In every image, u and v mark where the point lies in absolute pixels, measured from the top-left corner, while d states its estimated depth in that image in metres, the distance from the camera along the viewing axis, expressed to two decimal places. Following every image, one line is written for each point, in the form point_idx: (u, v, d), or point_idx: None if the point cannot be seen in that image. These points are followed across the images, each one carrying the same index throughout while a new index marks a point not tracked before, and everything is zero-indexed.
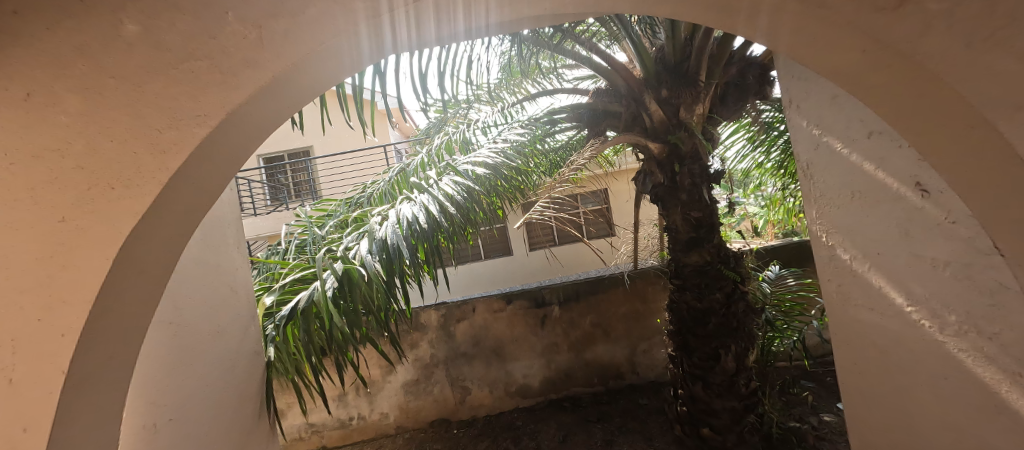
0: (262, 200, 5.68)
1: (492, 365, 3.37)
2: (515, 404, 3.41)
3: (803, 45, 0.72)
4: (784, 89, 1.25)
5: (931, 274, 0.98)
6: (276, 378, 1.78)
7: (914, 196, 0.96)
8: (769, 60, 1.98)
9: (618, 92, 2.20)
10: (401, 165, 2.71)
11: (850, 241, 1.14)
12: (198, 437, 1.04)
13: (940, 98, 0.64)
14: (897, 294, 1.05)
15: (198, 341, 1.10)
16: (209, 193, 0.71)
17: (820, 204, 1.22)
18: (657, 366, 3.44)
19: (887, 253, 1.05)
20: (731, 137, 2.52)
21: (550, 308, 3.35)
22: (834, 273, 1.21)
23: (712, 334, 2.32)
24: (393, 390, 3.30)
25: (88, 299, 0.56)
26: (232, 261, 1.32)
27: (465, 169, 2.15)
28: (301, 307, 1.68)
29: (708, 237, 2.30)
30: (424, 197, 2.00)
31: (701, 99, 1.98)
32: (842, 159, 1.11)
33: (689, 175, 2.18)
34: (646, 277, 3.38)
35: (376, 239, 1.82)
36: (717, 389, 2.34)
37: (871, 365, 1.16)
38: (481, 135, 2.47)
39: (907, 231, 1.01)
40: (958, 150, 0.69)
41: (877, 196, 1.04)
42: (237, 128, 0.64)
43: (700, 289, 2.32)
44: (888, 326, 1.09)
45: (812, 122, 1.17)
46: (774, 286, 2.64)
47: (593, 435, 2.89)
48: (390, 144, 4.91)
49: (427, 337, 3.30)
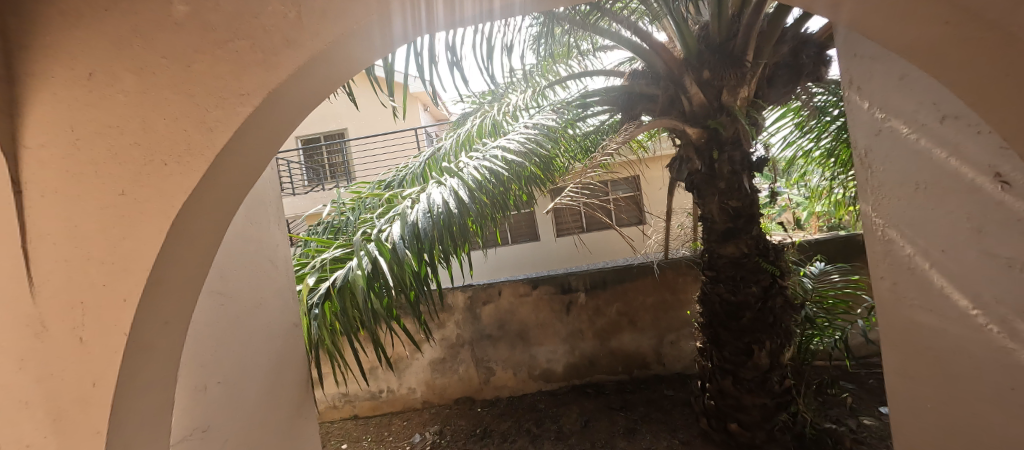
0: (300, 181, 5.94)
1: (517, 348, 3.41)
2: (538, 387, 3.45)
3: (872, 18, 0.65)
4: (843, 69, 1.15)
5: (1006, 275, 0.88)
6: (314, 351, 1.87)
7: (991, 188, 0.88)
8: (828, 37, 1.83)
9: (657, 73, 2.10)
10: (431, 149, 2.73)
11: (910, 237, 1.05)
12: (244, 401, 1.12)
13: None
14: (962, 295, 0.96)
15: (243, 311, 1.17)
16: (252, 168, 0.75)
17: (877, 195, 1.12)
18: (684, 358, 3.37)
19: (954, 250, 0.96)
20: (778, 122, 2.41)
21: (576, 295, 3.33)
22: (889, 270, 1.12)
23: (745, 328, 2.23)
24: (420, 366, 3.43)
25: (145, 267, 0.61)
26: (273, 237, 1.39)
27: (495, 152, 2.13)
28: (337, 285, 1.76)
29: (746, 228, 2.19)
30: (454, 181, 2.00)
31: (746, 81, 1.86)
32: (907, 146, 1.01)
33: (728, 163, 2.08)
34: (677, 267, 3.28)
35: (408, 224, 1.84)
36: (748, 385, 2.27)
37: (926, 371, 1.08)
38: (512, 120, 2.44)
39: (979, 227, 0.91)
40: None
41: (948, 187, 0.95)
42: (278, 107, 0.66)
43: (734, 281, 2.23)
44: (948, 330, 1.01)
45: (875, 105, 1.07)
46: (816, 282, 2.50)
47: (616, 422, 2.89)
48: (421, 127, 4.98)
49: (454, 318, 3.37)
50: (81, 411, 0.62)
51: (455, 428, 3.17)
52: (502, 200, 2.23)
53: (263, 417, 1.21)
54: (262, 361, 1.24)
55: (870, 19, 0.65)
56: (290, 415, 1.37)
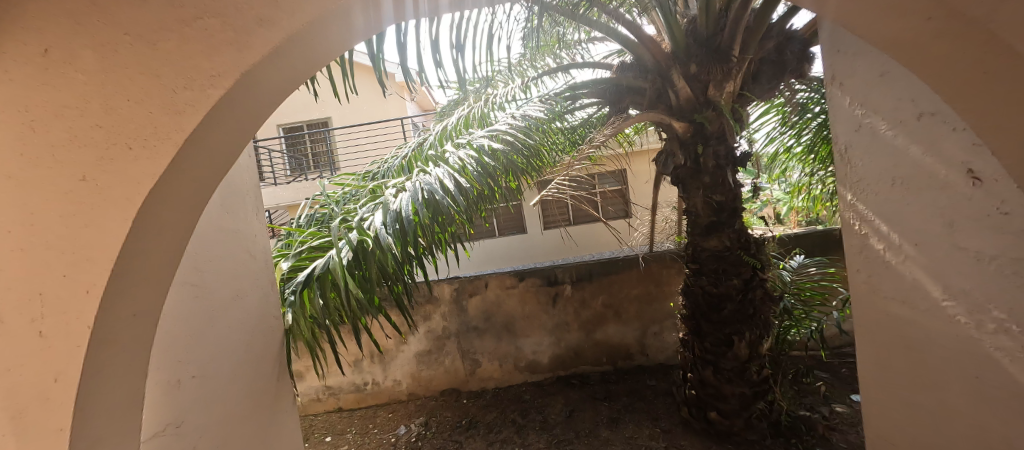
0: (282, 170, 5.78)
1: (503, 340, 3.43)
2: (524, 378, 3.48)
3: (857, 12, 0.65)
4: (827, 65, 1.16)
5: (974, 268, 0.92)
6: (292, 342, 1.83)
7: (963, 184, 0.90)
8: (811, 34, 1.86)
9: (645, 66, 2.10)
10: (418, 139, 2.68)
11: (886, 230, 1.07)
12: (220, 395, 1.09)
13: (1012, 71, 0.57)
14: (932, 287, 1.00)
15: (219, 304, 1.13)
16: (226, 154, 0.71)
17: (857, 189, 1.14)
18: (667, 349, 3.44)
19: (926, 244, 0.99)
20: (761, 118, 2.46)
21: (562, 287, 3.35)
22: (864, 263, 1.15)
23: (726, 319, 2.29)
24: (405, 359, 3.41)
25: (110, 257, 0.58)
26: (251, 227, 1.35)
27: (482, 143, 2.10)
28: (317, 273, 1.72)
29: (729, 222, 2.23)
30: (440, 171, 1.97)
31: (733, 76, 1.88)
32: (885, 142, 1.03)
33: (713, 157, 2.10)
34: (661, 260, 3.33)
35: (390, 211, 1.80)
36: (727, 374, 2.33)
37: (895, 360, 1.12)
38: (499, 112, 2.41)
39: (951, 221, 0.94)
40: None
41: (922, 183, 0.98)
42: (254, 90, 0.63)
43: (716, 274, 2.28)
44: (917, 320, 1.05)
45: (856, 101, 1.09)
46: (795, 275, 2.57)
47: (599, 412, 2.94)
48: (407, 117, 4.90)
49: (440, 310, 3.36)
50: (42, 408, 0.59)
51: (441, 419, 3.18)
52: (489, 192, 2.22)
53: (241, 410, 1.19)
54: (240, 354, 1.21)
55: (855, 13, 0.66)
56: (270, 409, 1.35)
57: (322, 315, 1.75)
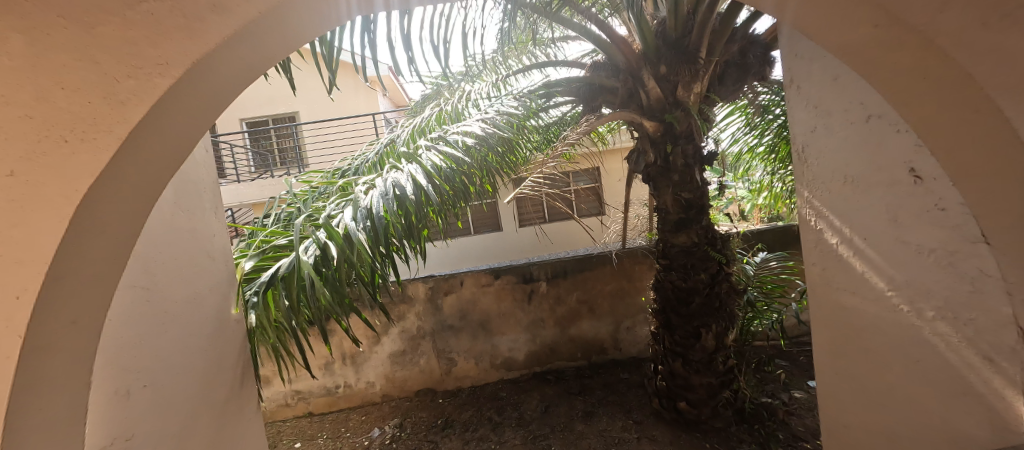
0: (246, 166, 5.52)
1: (479, 338, 3.41)
2: (500, 376, 3.48)
3: (813, 16, 0.68)
4: (786, 69, 1.22)
5: (912, 261, 0.99)
6: (256, 346, 1.75)
7: (907, 182, 0.95)
8: (772, 39, 1.95)
9: (617, 66, 2.14)
10: (390, 135, 2.62)
11: (838, 225, 1.15)
12: (174, 404, 1.03)
13: (944, 75, 0.62)
14: (879, 279, 1.06)
15: (172, 308, 1.07)
16: (176, 147, 0.67)
17: (813, 187, 1.21)
18: (639, 342, 3.53)
19: (872, 238, 1.06)
20: (727, 119, 2.56)
21: (538, 284, 3.38)
22: (819, 257, 1.24)
23: (694, 313, 2.37)
24: (379, 360, 3.34)
25: (44, 259, 0.53)
26: (209, 227, 1.29)
27: (455, 139, 2.08)
28: (281, 272, 1.66)
29: (697, 219, 2.31)
30: (412, 167, 1.93)
31: (700, 77, 1.95)
32: (837, 142, 1.10)
33: (682, 155, 2.17)
34: (634, 256, 3.41)
35: (360, 207, 1.77)
36: (696, 365, 2.42)
37: (848, 347, 1.19)
38: (474, 109, 2.39)
39: (895, 217, 1.00)
40: (957, 135, 0.68)
41: (870, 181, 1.04)
42: (205, 81, 0.59)
43: (685, 269, 2.35)
44: (866, 310, 1.12)
45: (812, 103, 1.16)
46: (757, 269, 2.68)
47: (574, 407, 2.98)
48: (380, 113, 4.79)
49: (415, 309, 3.30)
50: None
51: (416, 420, 3.14)
52: (463, 189, 2.21)
53: (199, 419, 1.12)
54: (199, 360, 1.15)
55: (814, 19, 0.69)
56: (231, 414, 1.30)
57: (288, 317, 1.68)
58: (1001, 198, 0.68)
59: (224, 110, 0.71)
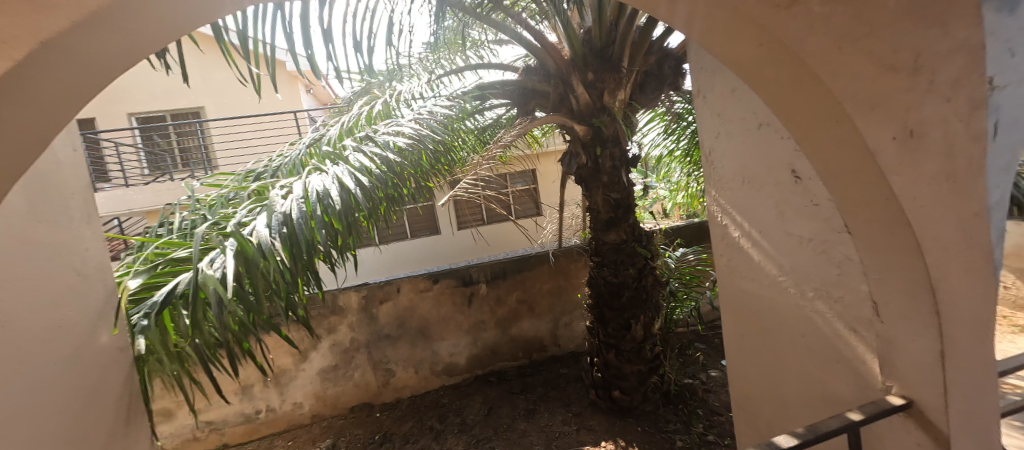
0: (136, 168, 4.78)
1: (418, 345, 3.30)
2: (441, 382, 3.40)
3: (712, 32, 0.74)
4: (694, 80, 1.36)
5: (794, 248, 1.13)
6: (154, 376, 1.51)
7: (789, 180, 1.09)
8: (683, 53, 2.15)
9: (548, 71, 2.20)
10: (314, 134, 2.44)
11: (739, 220, 1.30)
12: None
13: (811, 88, 0.74)
14: (773, 267, 1.21)
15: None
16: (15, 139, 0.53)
17: (718, 186, 1.36)
18: (576, 337, 3.68)
19: (766, 231, 1.20)
20: (649, 125, 2.74)
21: (478, 286, 3.36)
22: (725, 249, 1.39)
23: (624, 306, 2.52)
24: (307, 378, 3.08)
25: None
26: (78, 238, 1.19)
27: (386, 140, 1.99)
28: (180, 290, 1.45)
29: (625, 217, 2.46)
30: (339, 168, 1.80)
31: (623, 86, 2.06)
32: (736, 147, 1.25)
33: (609, 158, 2.30)
34: (569, 255, 3.54)
35: (276, 213, 1.58)
36: (627, 355, 2.58)
37: (751, 327, 1.35)
38: (405, 108, 2.29)
39: (782, 213, 1.14)
40: (817, 141, 0.82)
41: (762, 181, 1.19)
42: (53, 66, 0.48)
43: (616, 264, 2.50)
44: (764, 294, 1.27)
45: (715, 112, 1.30)
46: (677, 262, 2.93)
47: (516, 406, 3.01)
48: (303, 110, 4.44)
49: (347, 320, 3.10)
50: None
51: (351, 439, 2.95)
52: (396, 192, 2.12)
53: None
54: (45, 408, 0.95)
55: (712, 35, 0.76)
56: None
57: (191, 340, 1.47)
58: (857, 195, 0.81)
59: (79, 105, 0.59)
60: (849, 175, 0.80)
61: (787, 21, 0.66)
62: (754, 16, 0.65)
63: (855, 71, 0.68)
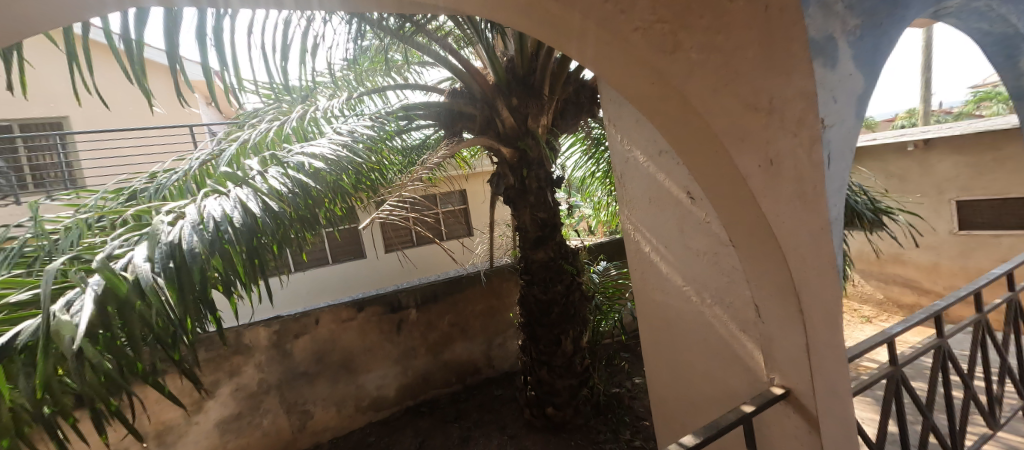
0: None
1: (340, 381, 3.13)
2: (368, 419, 3.25)
3: (610, 71, 0.82)
4: (605, 110, 1.50)
5: (691, 261, 1.27)
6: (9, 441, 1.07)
7: (686, 200, 1.23)
8: (596, 84, 2.34)
9: (473, 95, 2.14)
10: (210, 149, 2.12)
11: (648, 238, 1.42)
12: None
13: (695, 124, 0.84)
14: (678, 279, 1.34)
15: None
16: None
17: (630, 207, 1.50)
18: (510, 357, 3.80)
19: (669, 246, 1.34)
20: (570, 149, 2.93)
21: (407, 312, 3.31)
22: (637, 264, 1.52)
23: (555, 322, 2.49)
24: (202, 433, 2.72)
25: None
26: None
27: (299, 161, 1.70)
28: (18, 344, 1.04)
29: (552, 236, 2.41)
30: (242, 190, 1.49)
31: (545, 111, 2.13)
32: (643, 170, 1.38)
33: (536, 179, 2.26)
34: (501, 274, 3.68)
35: (160, 243, 1.23)
36: (559, 370, 2.57)
37: (664, 334, 1.47)
38: (325, 125, 2.05)
39: (682, 229, 1.28)
40: (700, 169, 0.95)
41: (664, 202, 1.32)
42: None
43: (545, 282, 2.44)
44: (672, 304, 1.40)
45: (622, 139, 1.44)
46: (601, 276, 3.08)
47: (450, 435, 2.96)
48: (201, 124, 3.96)
49: (254, 360, 2.84)
50: None
51: None
52: (290, 232, 1.75)
53: None
54: None
55: (612, 74, 0.84)
56: None
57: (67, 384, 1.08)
58: (733, 213, 0.96)
59: None
60: (727, 198, 0.95)
61: (674, 68, 0.77)
62: (648, 59, 0.74)
63: (726, 103, 0.83)
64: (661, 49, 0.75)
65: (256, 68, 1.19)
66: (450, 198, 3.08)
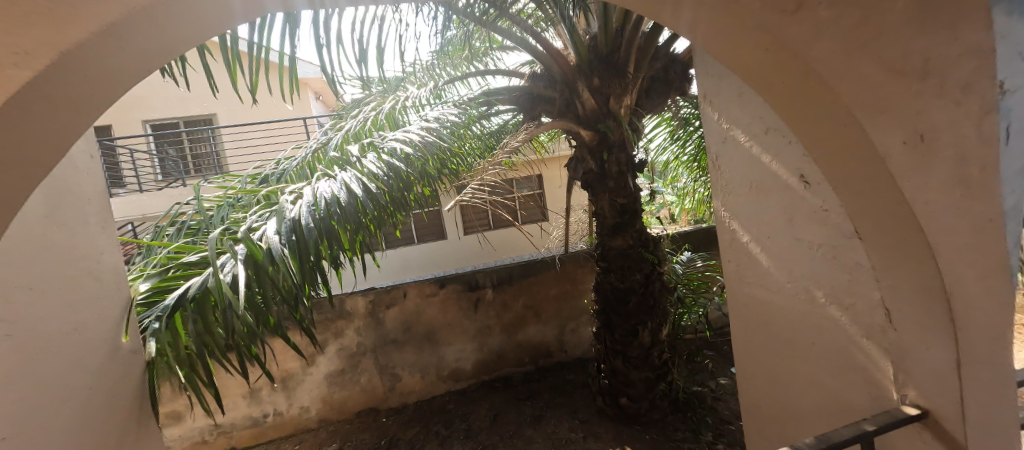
0: (149, 174, 5.16)
1: (424, 350, 3.41)
2: (448, 388, 3.50)
3: (712, 39, 0.75)
4: (700, 86, 1.37)
5: (803, 255, 1.12)
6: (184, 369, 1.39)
7: (798, 186, 1.08)
8: (689, 58, 2.14)
9: (553, 77, 2.10)
10: (320, 138, 2.41)
11: (748, 227, 1.29)
12: (65, 413, 1.07)
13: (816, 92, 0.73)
14: (782, 273, 1.20)
15: (24, 356, 0.98)
16: (17, 156, 0.58)
17: (725, 193, 1.37)
18: (582, 343, 3.78)
19: (774, 237, 1.20)
20: (654, 130, 2.74)
21: (484, 292, 3.46)
22: (733, 254, 1.38)
23: (632, 312, 2.40)
24: (314, 382, 3.19)
25: None
26: (97, 215, 1.38)
27: (392, 147, 1.85)
28: (191, 295, 1.37)
29: (632, 223, 2.31)
30: (347, 174, 1.68)
31: (629, 91, 1.99)
32: (745, 150, 1.24)
33: (616, 163, 2.18)
34: (575, 260, 3.66)
35: (286, 219, 1.46)
36: (635, 361, 2.50)
37: (762, 333, 1.33)
38: (413, 114, 2.20)
39: (791, 218, 1.13)
40: (822, 144, 0.83)
41: (769, 187, 1.17)
42: (71, 77, 0.54)
43: (623, 271, 2.36)
44: (773, 301, 1.26)
45: (722, 117, 1.30)
46: (685, 268, 2.89)
47: (522, 412, 3.07)
48: (312, 117, 4.52)
49: (354, 325, 3.22)
50: None
51: (357, 443, 3.04)
52: (386, 212, 1.93)
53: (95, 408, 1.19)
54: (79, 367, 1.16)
55: (716, 44, 0.78)
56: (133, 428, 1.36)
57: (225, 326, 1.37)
58: (867, 197, 0.81)
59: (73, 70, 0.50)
60: (859, 179, 0.81)
61: (794, 29, 0.67)
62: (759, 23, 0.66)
63: (862, 69, 0.68)
64: (777, 8, 0.65)
65: (356, 61, 1.30)
66: (528, 182, 3.11)
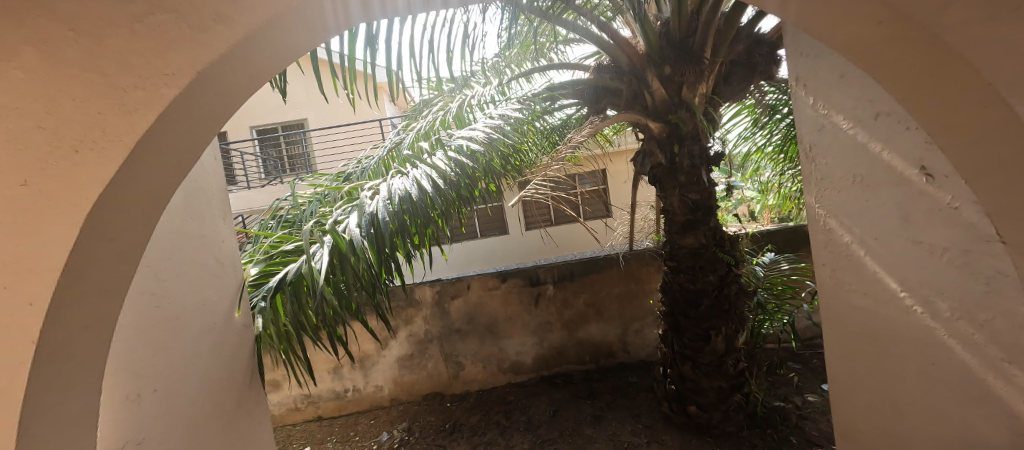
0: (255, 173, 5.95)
1: (485, 341, 3.52)
2: (508, 379, 3.58)
3: (810, 13, 0.68)
4: (790, 67, 1.22)
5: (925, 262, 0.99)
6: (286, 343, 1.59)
7: (919, 180, 0.95)
8: (777, 37, 1.92)
9: (621, 68, 2.02)
10: (393, 138, 2.58)
11: (851, 226, 1.12)
12: (199, 372, 1.30)
13: (945, 66, 0.62)
14: (891, 279, 1.05)
15: (169, 323, 1.20)
16: (170, 160, 0.72)
17: (820, 187, 1.20)
18: (647, 345, 3.62)
19: (883, 238, 1.05)
20: (734, 119, 2.51)
21: (544, 287, 3.47)
22: (829, 257, 1.21)
23: (703, 315, 2.25)
24: (387, 364, 3.45)
25: (71, 222, 0.60)
26: (220, 207, 1.63)
27: (460, 144, 1.92)
28: (289, 279, 1.56)
29: (705, 220, 2.16)
30: (419, 171, 1.79)
31: (704, 78, 1.85)
32: (848, 138, 1.08)
33: (688, 156, 2.04)
34: (641, 258, 3.50)
35: (365, 213, 1.60)
36: (706, 368, 2.34)
37: (864, 348, 1.17)
38: (478, 111, 2.26)
39: (907, 216, 1.00)
40: (952, 128, 0.70)
41: (879, 180, 1.03)
42: (200, 96, 0.65)
43: (694, 271, 2.21)
44: (878, 312, 1.10)
45: (819, 102, 1.14)
46: (767, 270, 2.60)
47: (582, 411, 3.04)
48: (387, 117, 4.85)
49: (421, 313, 3.41)
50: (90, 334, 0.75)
51: (424, 424, 3.25)
52: (454, 207, 2.02)
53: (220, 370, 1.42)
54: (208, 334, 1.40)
55: (816, 19, 0.70)
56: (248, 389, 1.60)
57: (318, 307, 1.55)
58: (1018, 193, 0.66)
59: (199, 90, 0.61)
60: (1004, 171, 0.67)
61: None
62: None
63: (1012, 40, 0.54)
64: None
65: (426, 65, 1.37)
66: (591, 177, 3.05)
